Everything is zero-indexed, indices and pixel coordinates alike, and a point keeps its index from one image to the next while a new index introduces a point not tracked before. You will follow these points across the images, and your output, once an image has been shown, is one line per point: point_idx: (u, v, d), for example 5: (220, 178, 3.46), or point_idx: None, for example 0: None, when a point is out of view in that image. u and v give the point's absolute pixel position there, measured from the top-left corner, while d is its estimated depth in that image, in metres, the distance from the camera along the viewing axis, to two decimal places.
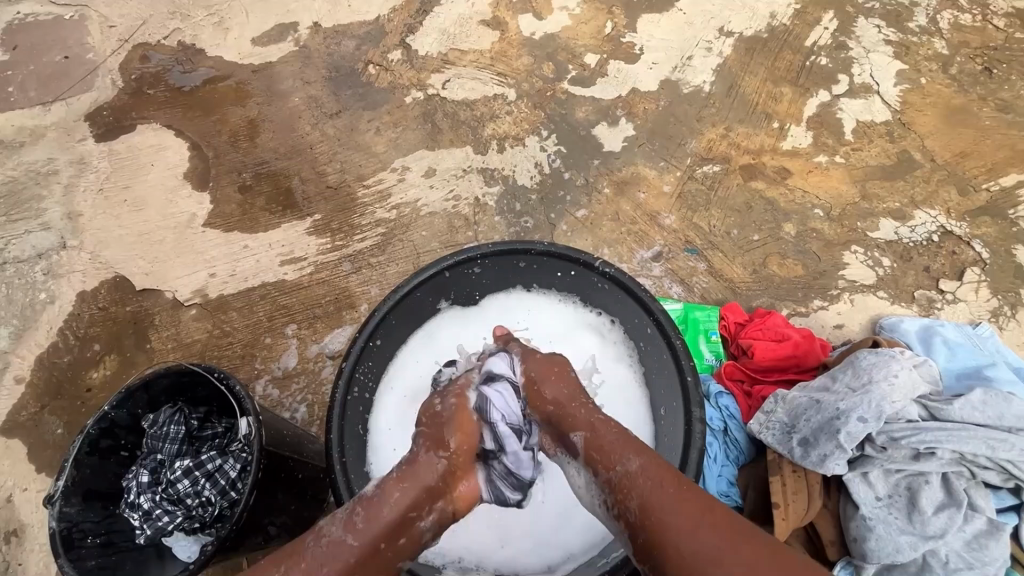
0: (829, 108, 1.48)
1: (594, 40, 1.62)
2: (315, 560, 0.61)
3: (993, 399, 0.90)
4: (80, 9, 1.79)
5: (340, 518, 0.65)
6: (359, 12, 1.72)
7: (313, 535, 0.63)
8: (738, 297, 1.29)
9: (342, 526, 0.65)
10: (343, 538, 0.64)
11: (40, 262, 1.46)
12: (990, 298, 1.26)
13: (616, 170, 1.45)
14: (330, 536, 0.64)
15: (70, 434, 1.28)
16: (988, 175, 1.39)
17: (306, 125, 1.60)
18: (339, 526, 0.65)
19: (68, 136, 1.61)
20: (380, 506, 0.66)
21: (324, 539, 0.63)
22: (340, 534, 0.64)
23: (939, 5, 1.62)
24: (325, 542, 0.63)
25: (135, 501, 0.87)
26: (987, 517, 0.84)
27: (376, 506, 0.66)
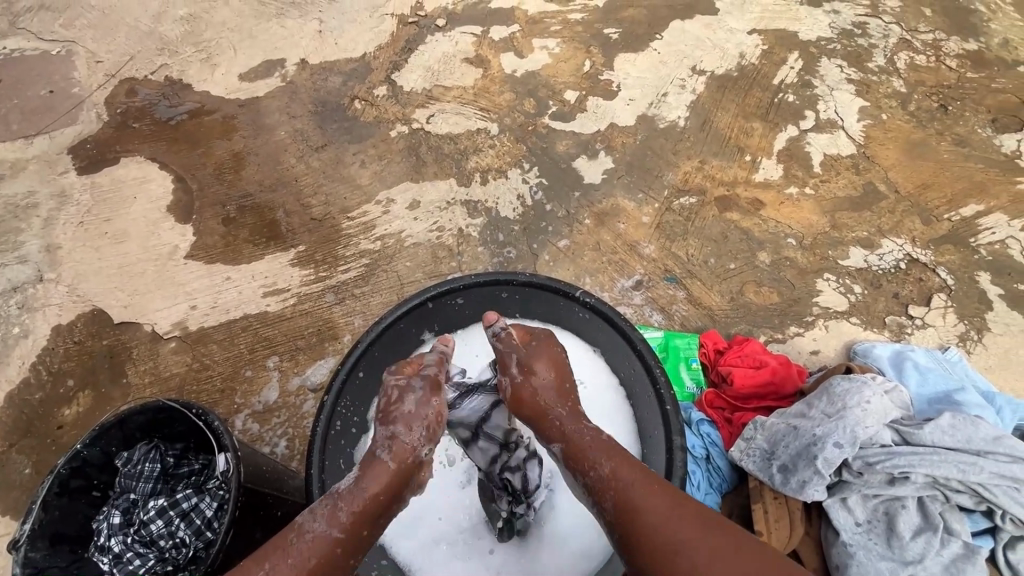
0: (798, 142, 1.55)
1: (573, 78, 1.68)
2: (303, 554, 0.66)
3: (961, 423, 0.92)
4: (68, 45, 1.81)
5: (321, 514, 0.69)
6: (345, 50, 1.77)
7: (296, 531, 0.67)
8: (717, 325, 1.31)
9: (327, 517, 0.69)
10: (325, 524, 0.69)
11: (15, 296, 1.43)
12: (957, 322, 1.30)
13: (596, 202, 1.49)
14: (310, 526, 0.68)
15: (38, 474, 1.24)
16: (949, 206, 1.45)
17: (291, 158, 1.62)
18: (322, 516, 0.69)
19: (50, 169, 1.61)
20: (359, 497, 0.71)
21: (308, 532, 0.67)
22: (321, 527, 0.68)
23: (895, 47, 1.72)
24: (310, 538, 0.67)
25: (105, 544, 0.85)
26: (962, 541, 0.85)
27: (354, 498, 0.71)
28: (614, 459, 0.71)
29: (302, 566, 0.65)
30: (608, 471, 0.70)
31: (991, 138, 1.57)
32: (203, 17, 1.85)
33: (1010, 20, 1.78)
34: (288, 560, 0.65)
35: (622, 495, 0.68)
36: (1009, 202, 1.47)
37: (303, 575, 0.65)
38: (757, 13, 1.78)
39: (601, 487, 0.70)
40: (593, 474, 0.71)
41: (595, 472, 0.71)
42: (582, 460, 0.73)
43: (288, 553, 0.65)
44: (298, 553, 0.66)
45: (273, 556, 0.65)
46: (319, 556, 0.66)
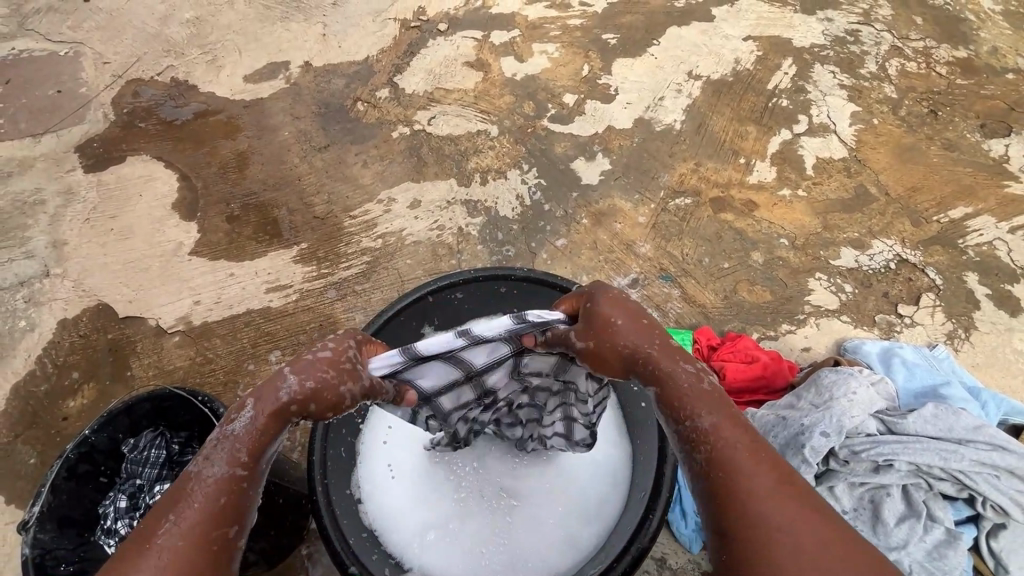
0: (791, 145, 1.59)
1: (572, 82, 1.72)
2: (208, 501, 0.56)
3: (943, 412, 0.94)
4: (76, 46, 1.85)
5: (221, 455, 0.59)
6: (349, 53, 1.81)
7: (191, 478, 0.57)
8: (710, 322, 1.34)
9: (205, 457, 0.59)
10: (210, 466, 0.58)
11: (22, 290, 1.46)
12: (945, 321, 1.33)
13: (594, 203, 1.52)
14: (193, 469, 0.58)
15: (43, 464, 1.26)
16: (938, 208, 1.49)
17: (294, 158, 1.65)
18: (203, 456, 0.59)
19: (57, 166, 1.64)
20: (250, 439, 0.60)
21: (194, 479, 0.58)
22: (208, 465, 0.58)
23: (886, 54, 1.76)
24: (209, 481, 0.57)
25: (112, 527, 0.87)
26: (945, 527, 0.87)
27: (245, 440, 0.60)
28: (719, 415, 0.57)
29: (194, 512, 0.56)
30: (710, 428, 0.56)
31: (980, 143, 1.61)
32: (209, 20, 1.89)
33: (999, 28, 1.83)
34: (170, 509, 0.56)
35: (721, 452, 0.55)
36: (997, 205, 1.50)
37: (187, 523, 0.55)
38: (751, 20, 1.82)
39: (697, 445, 0.56)
40: (692, 436, 0.57)
41: (692, 428, 0.57)
42: (679, 407, 0.59)
43: (175, 500, 0.56)
44: (188, 500, 0.56)
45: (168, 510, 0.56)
46: (207, 498, 0.57)
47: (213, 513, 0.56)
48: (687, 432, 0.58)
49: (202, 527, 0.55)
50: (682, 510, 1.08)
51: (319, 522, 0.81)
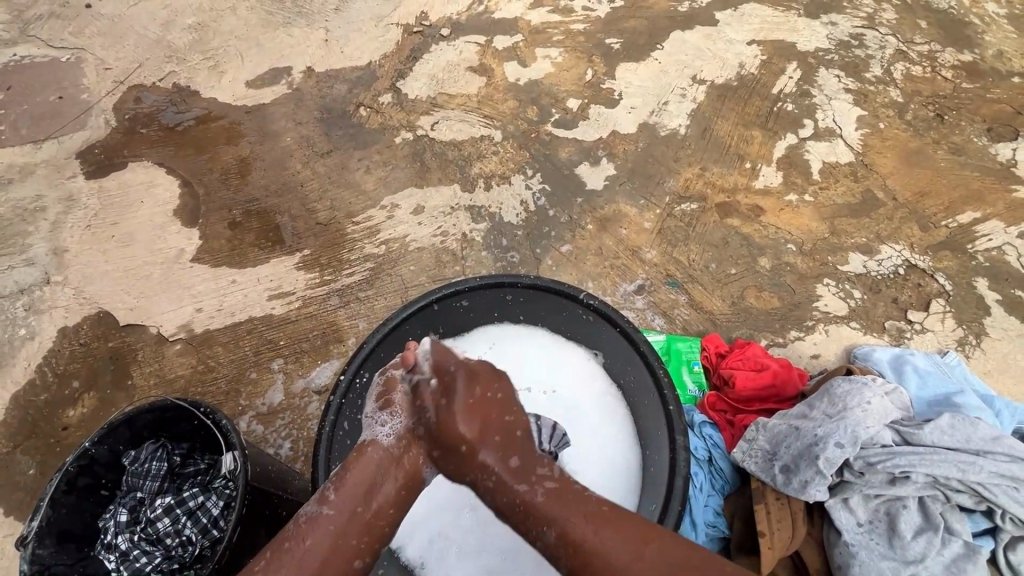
0: (797, 150, 1.58)
1: (575, 86, 1.71)
2: (301, 547, 0.69)
3: (960, 423, 0.93)
4: (78, 52, 1.84)
5: (313, 497, 0.74)
6: (351, 58, 1.80)
7: (292, 520, 0.72)
8: (718, 329, 1.33)
9: (317, 504, 0.73)
10: (320, 515, 0.72)
11: (22, 298, 1.44)
12: (955, 327, 1.32)
13: (599, 208, 1.51)
14: (306, 515, 0.72)
15: (42, 474, 1.24)
16: (946, 213, 1.47)
17: (297, 164, 1.64)
18: (313, 506, 0.73)
19: (58, 173, 1.63)
20: (346, 483, 0.74)
21: (308, 524, 0.71)
22: (314, 511, 0.73)
23: (891, 58, 1.76)
24: (303, 521, 0.71)
25: (112, 542, 0.86)
26: (963, 540, 0.86)
27: (342, 485, 0.74)
28: (558, 509, 0.69)
29: (299, 556, 0.69)
30: (556, 534, 0.68)
31: (986, 147, 1.60)
32: (211, 25, 1.88)
33: (1004, 32, 1.82)
34: (287, 551, 0.69)
35: (575, 553, 0.66)
36: (1006, 210, 1.49)
37: (311, 558, 0.69)
38: (755, 24, 1.81)
39: (554, 552, 0.68)
40: (543, 542, 0.69)
41: (543, 540, 0.69)
42: (529, 522, 0.71)
43: (282, 550, 0.69)
44: (294, 546, 0.69)
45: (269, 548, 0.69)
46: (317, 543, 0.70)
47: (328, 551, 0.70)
48: (543, 544, 0.69)
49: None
50: (693, 521, 1.00)
51: None
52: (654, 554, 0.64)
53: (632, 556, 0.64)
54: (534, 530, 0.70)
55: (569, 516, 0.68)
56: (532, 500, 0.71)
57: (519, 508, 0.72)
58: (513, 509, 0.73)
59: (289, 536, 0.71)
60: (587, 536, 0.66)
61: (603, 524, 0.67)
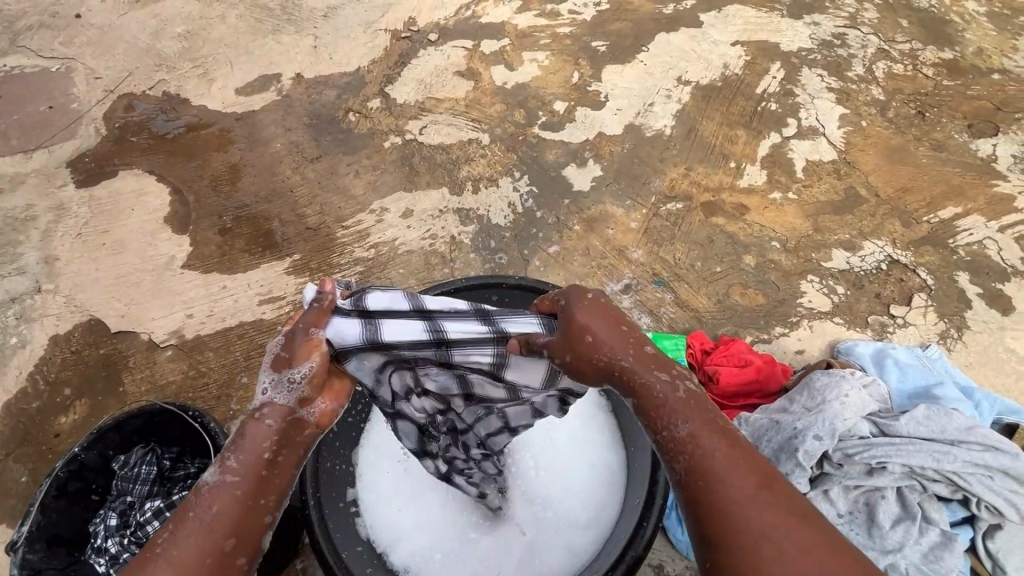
0: (781, 149, 1.60)
1: (562, 89, 1.73)
2: (205, 516, 0.60)
3: (935, 413, 0.94)
4: (67, 61, 1.85)
5: (213, 464, 0.63)
6: (340, 64, 1.82)
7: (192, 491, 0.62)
8: (703, 326, 1.34)
9: (218, 472, 0.63)
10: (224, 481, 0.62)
11: (13, 307, 1.45)
12: (937, 321, 1.33)
13: (586, 209, 1.52)
14: (207, 485, 0.62)
15: (35, 482, 1.25)
16: (928, 209, 1.50)
17: (286, 169, 1.65)
18: (213, 472, 0.63)
19: (49, 182, 1.64)
20: (247, 445, 0.64)
21: (207, 494, 0.61)
22: (218, 479, 0.62)
23: (873, 57, 1.78)
24: (204, 492, 0.61)
25: (102, 546, 0.86)
26: (940, 529, 0.87)
27: (244, 447, 0.63)
28: (693, 420, 0.64)
29: (206, 522, 0.60)
30: (686, 432, 0.63)
31: (967, 143, 1.62)
32: (200, 33, 1.90)
33: (984, 30, 1.85)
34: (192, 518, 0.61)
35: (697, 459, 0.61)
36: (986, 204, 1.51)
37: (218, 525, 0.60)
38: (739, 25, 1.83)
39: (674, 448, 0.63)
40: (666, 433, 0.64)
41: (668, 433, 0.64)
42: (657, 418, 0.66)
43: (187, 519, 0.61)
44: (199, 514, 0.61)
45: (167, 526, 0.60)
46: (227, 507, 0.61)
47: (231, 521, 0.61)
48: (665, 438, 0.64)
49: (211, 547, 0.59)
50: (676, 517, 1.04)
51: (311, 535, 0.81)
52: (779, 499, 0.58)
53: (749, 491, 0.58)
54: (658, 421, 0.65)
55: (707, 426, 0.63)
56: (666, 399, 0.66)
57: (654, 402, 0.66)
58: (642, 402, 0.67)
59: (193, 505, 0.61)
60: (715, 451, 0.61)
61: (737, 452, 0.61)
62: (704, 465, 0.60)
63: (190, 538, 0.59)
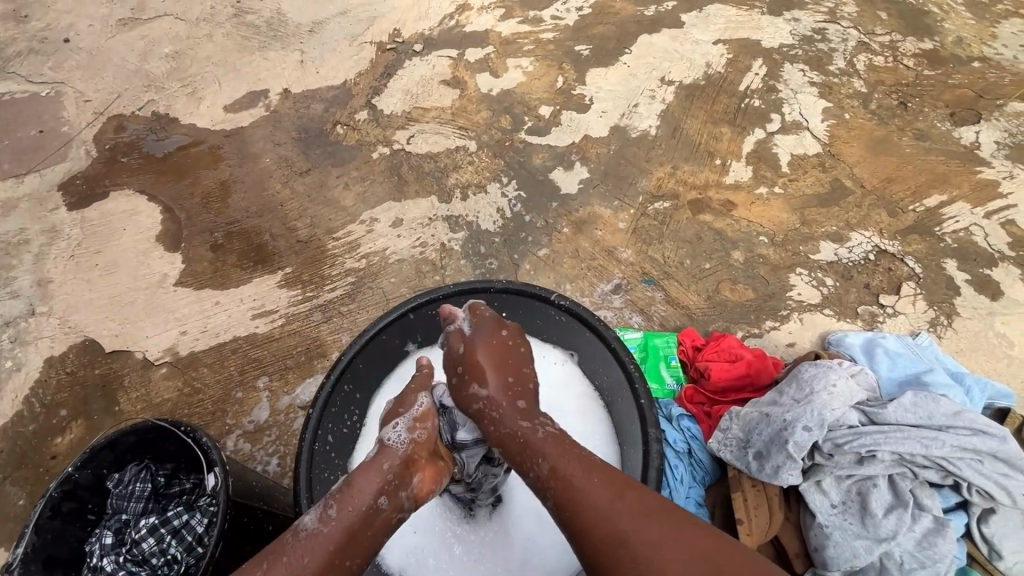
0: (765, 144, 1.61)
1: (547, 94, 1.74)
2: (297, 554, 0.66)
3: (923, 400, 0.94)
4: (57, 86, 1.87)
5: (315, 512, 0.70)
6: (326, 78, 1.83)
7: (290, 532, 0.68)
8: (695, 323, 1.35)
9: (317, 520, 0.69)
10: (319, 532, 0.68)
11: (8, 330, 1.46)
12: (926, 309, 1.34)
13: (574, 211, 1.53)
14: (306, 529, 0.68)
15: (33, 504, 1.25)
16: (913, 198, 1.50)
17: (276, 184, 1.66)
18: (314, 521, 0.69)
19: (41, 206, 1.65)
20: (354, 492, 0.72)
21: (302, 539, 0.67)
22: (315, 527, 0.69)
23: (854, 50, 1.80)
24: (303, 536, 0.68)
25: (98, 564, 0.86)
26: (933, 515, 0.88)
27: (350, 492, 0.72)
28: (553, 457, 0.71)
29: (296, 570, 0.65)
30: (549, 469, 0.69)
31: (950, 131, 1.63)
32: (188, 53, 1.91)
33: (962, 19, 1.86)
34: (285, 565, 0.65)
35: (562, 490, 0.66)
36: (971, 191, 1.52)
37: (309, 573, 0.65)
38: (720, 24, 1.85)
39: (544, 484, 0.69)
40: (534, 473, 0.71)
41: (535, 471, 0.71)
42: (524, 459, 0.73)
43: (280, 562, 0.65)
44: (290, 560, 0.65)
45: (268, 558, 0.66)
46: (315, 560, 0.66)
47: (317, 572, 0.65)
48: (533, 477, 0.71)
49: None
50: None
51: None
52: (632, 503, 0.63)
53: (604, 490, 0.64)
54: (528, 462, 0.72)
55: (566, 459, 0.69)
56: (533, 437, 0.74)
57: (519, 440, 0.75)
58: (509, 448, 0.75)
59: (288, 548, 0.67)
60: (578, 476, 0.67)
61: (591, 466, 0.68)
62: (569, 491, 0.66)
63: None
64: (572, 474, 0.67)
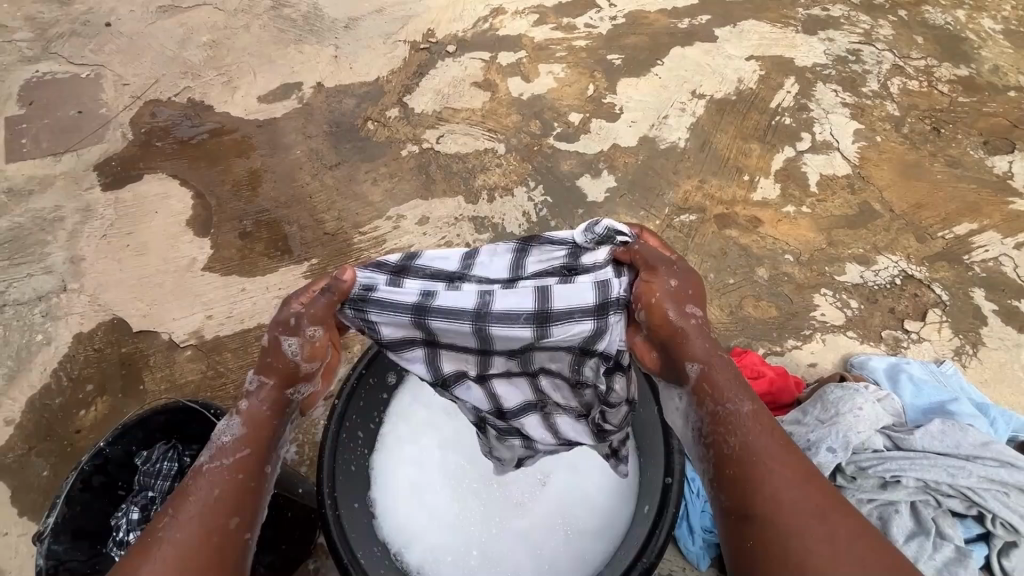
0: (794, 162, 1.61)
1: (577, 101, 1.75)
2: (204, 490, 0.69)
3: (951, 428, 0.95)
4: (97, 69, 1.91)
5: (212, 452, 0.72)
6: (360, 74, 1.86)
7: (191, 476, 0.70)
8: (717, 337, 1.34)
9: (211, 457, 0.72)
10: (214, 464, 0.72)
11: (39, 305, 1.49)
12: (952, 337, 1.33)
13: (599, 219, 1.54)
14: (203, 469, 0.71)
15: (56, 476, 1.27)
16: (943, 225, 1.50)
17: (306, 176, 1.69)
18: (207, 458, 0.72)
19: (76, 184, 1.69)
20: (229, 445, 0.73)
21: (204, 477, 0.70)
22: (217, 463, 0.71)
23: (888, 73, 1.79)
24: (205, 475, 0.70)
25: (124, 539, 0.88)
26: (956, 546, 0.86)
27: (227, 446, 0.73)
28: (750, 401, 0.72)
29: (206, 503, 0.68)
30: (748, 409, 0.72)
31: (983, 159, 1.62)
32: (225, 43, 1.95)
33: (1000, 47, 1.85)
34: (190, 500, 0.68)
35: (746, 442, 0.70)
36: (1002, 221, 1.51)
37: (219, 503, 0.69)
38: (754, 40, 1.85)
39: (728, 423, 0.71)
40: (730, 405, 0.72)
41: (735, 407, 0.72)
42: (716, 391, 0.73)
43: (187, 500, 0.68)
44: (198, 496, 0.69)
45: (190, 499, 0.68)
46: (221, 490, 0.70)
47: (231, 499, 0.69)
48: (725, 409, 0.72)
49: (211, 519, 0.67)
50: None
51: (327, 538, 0.80)
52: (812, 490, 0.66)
53: (791, 478, 0.67)
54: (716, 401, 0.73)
55: (755, 426, 0.71)
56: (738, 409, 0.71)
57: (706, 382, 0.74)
58: (708, 372, 0.74)
59: (192, 490, 0.70)
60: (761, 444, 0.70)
61: (785, 447, 0.70)
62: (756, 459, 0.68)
63: (196, 510, 0.67)
64: (765, 449, 0.69)
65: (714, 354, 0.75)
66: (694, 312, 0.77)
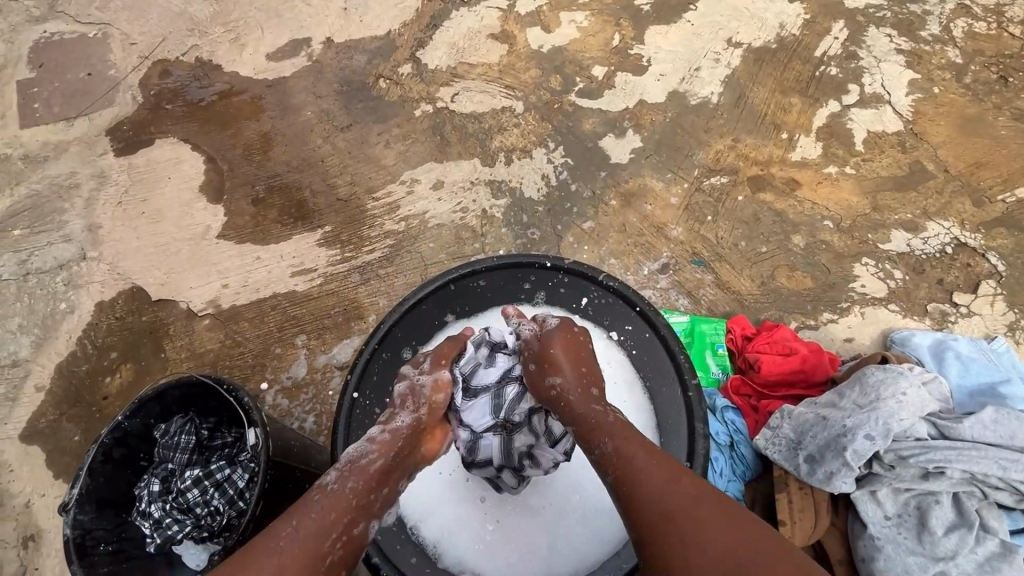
0: (839, 118, 1.47)
1: (601, 53, 1.62)
2: (323, 510, 0.68)
3: (1006, 418, 0.88)
4: (103, 27, 1.85)
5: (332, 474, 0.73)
6: (370, 27, 1.75)
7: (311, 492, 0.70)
8: (746, 311, 1.27)
9: (331, 479, 0.73)
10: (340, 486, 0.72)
11: (61, 273, 1.50)
12: (1006, 311, 1.24)
13: (623, 183, 1.45)
14: (322, 487, 0.71)
15: (86, 440, 1.31)
16: (1004, 187, 1.37)
17: (317, 139, 1.63)
18: (327, 479, 0.73)
19: (90, 150, 1.67)
20: (360, 463, 0.75)
21: (328, 496, 0.70)
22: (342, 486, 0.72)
23: (952, 13, 1.59)
24: (321, 493, 0.70)
25: (146, 510, 0.89)
26: (999, 540, 0.83)
27: (358, 464, 0.75)
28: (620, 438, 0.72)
29: (318, 526, 0.67)
30: (613, 448, 0.71)
31: None
32: None
33: None
34: (306, 519, 0.67)
35: (625, 469, 0.68)
36: None
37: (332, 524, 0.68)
38: None
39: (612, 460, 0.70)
40: (598, 450, 0.72)
41: (599, 450, 0.72)
42: (592, 436, 0.74)
43: (304, 515, 0.67)
44: (318, 512, 0.68)
45: (308, 515, 0.67)
46: (338, 512, 0.69)
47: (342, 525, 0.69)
48: (597, 455, 0.72)
49: (320, 543, 0.66)
50: None
51: None
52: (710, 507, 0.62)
53: (664, 484, 0.65)
54: (595, 440, 0.73)
55: (630, 443, 0.70)
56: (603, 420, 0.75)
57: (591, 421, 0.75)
58: (581, 426, 0.76)
59: (310, 505, 0.69)
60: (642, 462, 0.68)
61: (658, 459, 0.68)
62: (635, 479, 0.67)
63: (308, 526, 0.66)
64: (641, 471, 0.67)
65: (587, 407, 0.78)
66: (555, 381, 0.82)
